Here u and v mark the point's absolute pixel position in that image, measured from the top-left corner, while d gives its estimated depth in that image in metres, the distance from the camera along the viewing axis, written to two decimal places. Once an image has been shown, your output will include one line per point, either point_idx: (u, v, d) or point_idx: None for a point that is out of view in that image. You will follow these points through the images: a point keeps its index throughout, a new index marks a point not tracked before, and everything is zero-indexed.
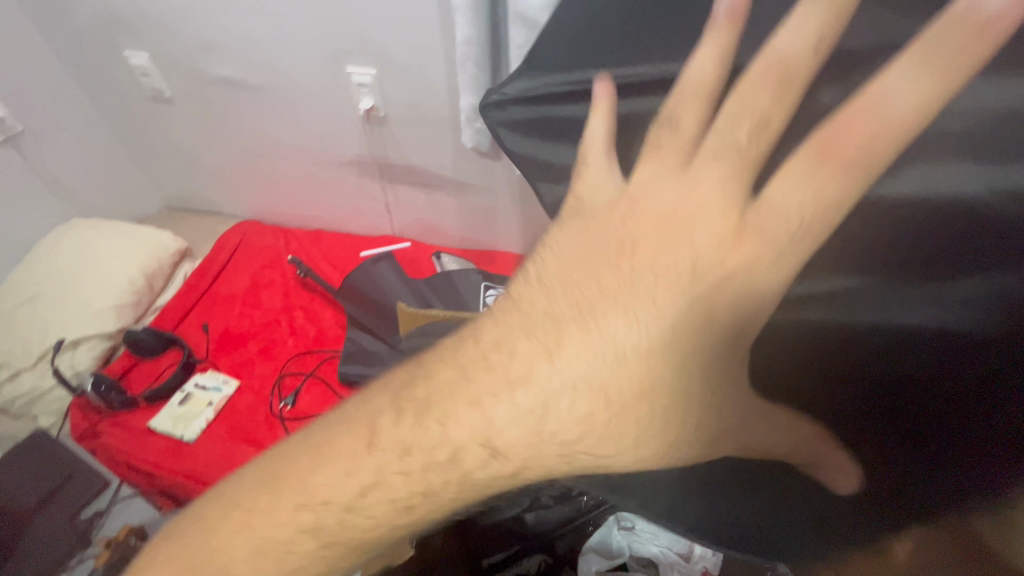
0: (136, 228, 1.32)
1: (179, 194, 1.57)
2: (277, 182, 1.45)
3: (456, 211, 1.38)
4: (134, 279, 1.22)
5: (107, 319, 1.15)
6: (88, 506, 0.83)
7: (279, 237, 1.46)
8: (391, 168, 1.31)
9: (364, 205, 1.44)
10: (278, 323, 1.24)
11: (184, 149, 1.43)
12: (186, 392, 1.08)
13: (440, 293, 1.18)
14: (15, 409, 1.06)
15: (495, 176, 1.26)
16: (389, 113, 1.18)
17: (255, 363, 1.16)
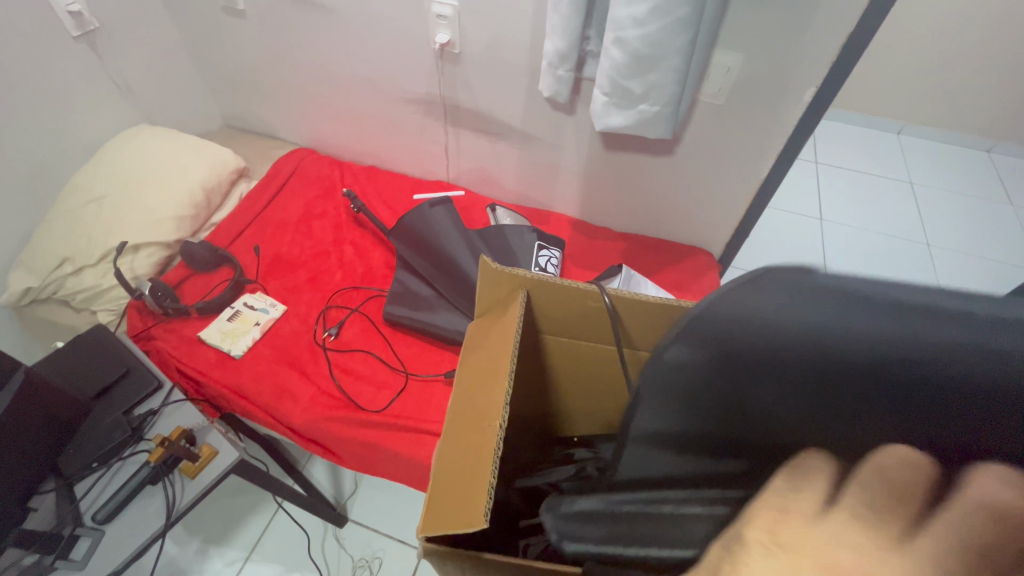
0: (199, 141, 1.32)
1: (240, 112, 1.56)
2: (338, 111, 1.42)
3: (516, 165, 1.33)
4: (194, 192, 1.23)
5: (166, 228, 1.17)
6: (140, 405, 0.85)
7: (334, 170, 1.45)
8: (457, 110, 1.26)
9: (422, 147, 1.41)
10: (328, 255, 1.24)
11: (250, 66, 1.41)
12: (236, 309, 1.10)
13: (493, 246, 1.16)
14: (76, 302, 1.09)
15: (564, 133, 1.20)
16: (464, 51, 1.13)
17: (303, 291, 1.17)
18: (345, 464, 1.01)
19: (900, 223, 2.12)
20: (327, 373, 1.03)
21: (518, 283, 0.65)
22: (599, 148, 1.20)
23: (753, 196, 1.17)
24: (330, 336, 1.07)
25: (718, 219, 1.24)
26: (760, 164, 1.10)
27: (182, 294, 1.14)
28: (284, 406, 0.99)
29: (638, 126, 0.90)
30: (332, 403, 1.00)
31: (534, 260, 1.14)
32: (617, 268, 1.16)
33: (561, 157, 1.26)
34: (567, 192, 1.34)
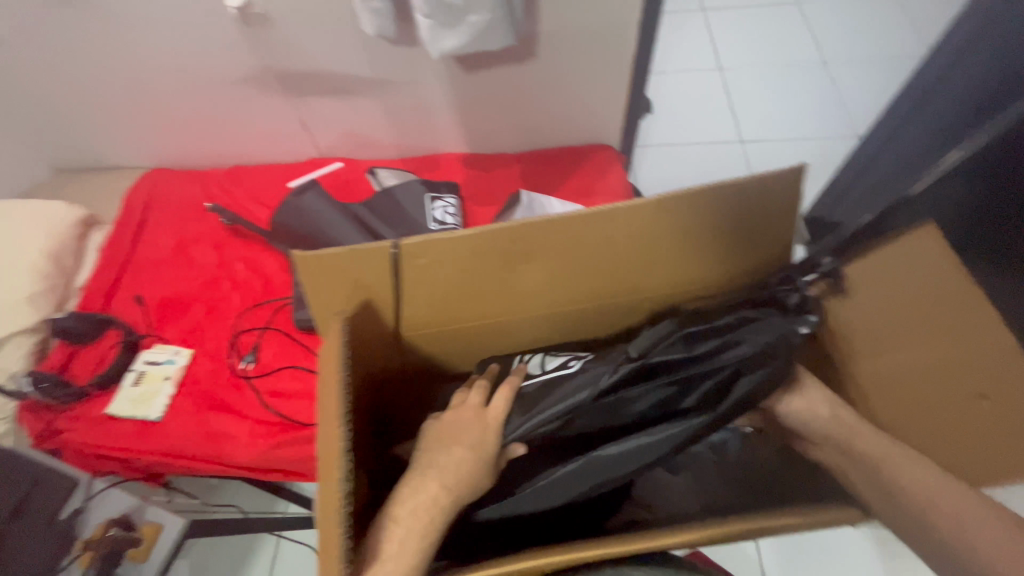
0: (22, 203, 1.15)
1: (63, 152, 1.35)
2: (169, 118, 1.24)
3: (383, 117, 1.21)
4: (39, 263, 1.09)
5: (24, 312, 1.04)
6: (64, 508, 0.79)
7: (194, 184, 1.29)
8: (295, 77, 1.11)
9: (277, 128, 1.25)
10: (218, 280, 1.14)
11: (43, 96, 1.19)
12: (138, 371, 1.01)
13: (382, 215, 1.07)
14: None
15: (415, 67, 1.08)
16: (268, 8, 0.97)
17: (205, 326, 1.08)
18: (313, 480, 0.99)
19: (796, 49, 2.08)
20: (258, 402, 0.98)
21: (347, 271, 0.53)
22: (459, 72, 1.09)
23: (630, 75, 1.10)
24: (248, 365, 1.01)
25: (605, 109, 1.18)
26: (627, 39, 1.02)
27: (73, 376, 1.03)
28: (226, 449, 0.94)
29: (476, 41, 0.81)
30: (274, 430, 0.95)
31: (430, 215, 1.06)
32: (517, 196, 1.10)
33: (424, 95, 1.15)
34: (447, 129, 1.23)
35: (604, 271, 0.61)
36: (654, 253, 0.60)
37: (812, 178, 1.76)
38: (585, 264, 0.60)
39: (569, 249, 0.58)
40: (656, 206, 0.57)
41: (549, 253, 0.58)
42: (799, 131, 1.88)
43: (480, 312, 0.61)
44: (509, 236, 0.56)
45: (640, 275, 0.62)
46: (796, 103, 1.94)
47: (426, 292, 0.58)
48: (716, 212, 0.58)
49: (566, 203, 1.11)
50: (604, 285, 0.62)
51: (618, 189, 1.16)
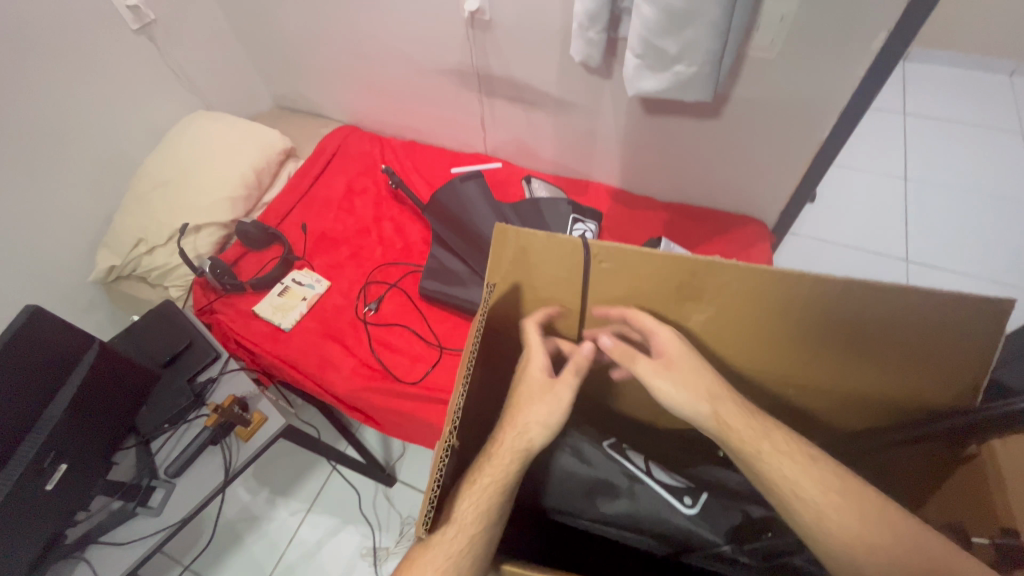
0: (249, 124, 1.39)
1: (287, 92, 1.61)
2: (376, 87, 1.43)
3: (553, 134, 1.29)
4: (246, 174, 1.31)
5: (223, 209, 1.25)
6: (202, 373, 0.94)
7: (375, 146, 1.47)
8: (491, 80, 1.23)
9: (459, 118, 1.39)
10: (369, 231, 1.28)
11: (292, 45, 1.44)
12: (286, 285, 1.17)
13: (525, 221, 1.14)
14: (151, 279, 1.21)
15: (601, 98, 1.14)
16: (494, 17, 1.08)
17: (346, 267, 1.22)
18: (386, 431, 1.07)
19: (1006, 182, 1.85)
20: (368, 346, 1.08)
21: (529, 249, 0.59)
22: (639, 112, 1.13)
23: (813, 159, 1.06)
24: (370, 312, 1.12)
25: (771, 185, 1.15)
26: (822, 124, 0.99)
27: (238, 271, 1.22)
28: (329, 375, 1.05)
29: (675, 90, 0.84)
30: (372, 375, 1.04)
31: (569, 234, 1.10)
32: (656, 241, 1.10)
33: (599, 124, 1.20)
34: (607, 161, 1.28)
35: (769, 342, 0.60)
36: (829, 347, 0.57)
37: None
38: (754, 329, 0.59)
39: (740, 302, 0.57)
40: (850, 296, 0.53)
41: (718, 298, 0.58)
42: (982, 268, 1.66)
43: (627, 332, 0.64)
44: (691, 272, 0.56)
45: (802, 360, 0.60)
46: (986, 238, 1.73)
47: (591, 296, 0.62)
48: (913, 330, 0.53)
49: None
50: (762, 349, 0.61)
51: (761, 267, 1.12)
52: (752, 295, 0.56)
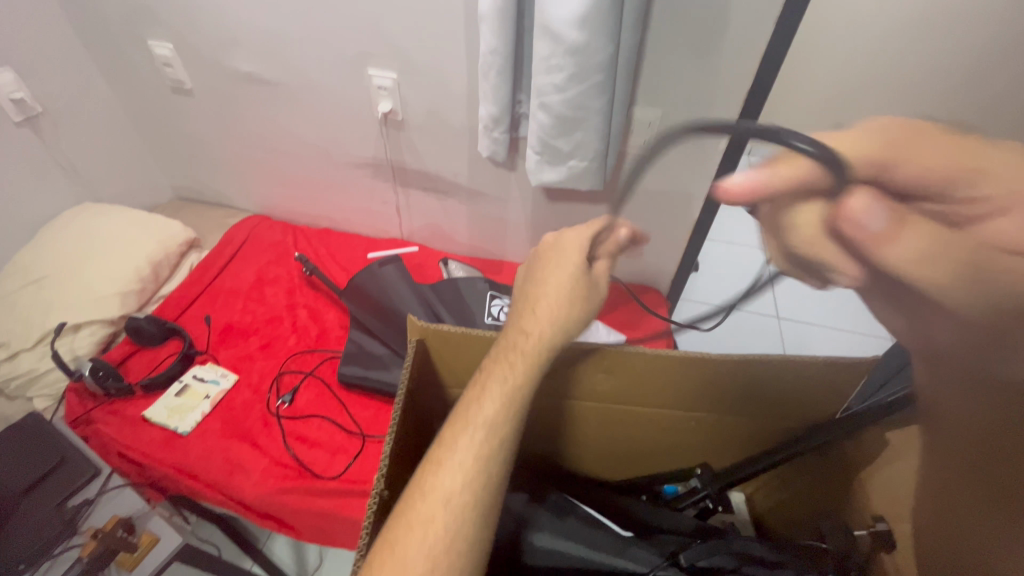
0: (146, 215, 1.32)
1: (191, 184, 1.57)
2: (289, 178, 1.45)
3: (466, 219, 1.38)
4: (140, 267, 1.21)
5: (110, 305, 1.14)
6: (75, 495, 0.80)
7: (287, 234, 1.46)
8: (405, 171, 1.31)
9: (374, 206, 1.44)
10: (282, 320, 1.23)
11: (199, 140, 1.43)
12: (185, 383, 1.07)
13: (445, 300, 1.18)
14: (10, 390, 1.04)
15: (508, 187, 1.26)
16: (407, 117, 1.19)
17: (256, 359, 1.15)
18: (303, 538, 0.97)
19: None
20: (280, 442, 1.00)
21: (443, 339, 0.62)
22: (542, 199, 1.26)
23: (690, 234, 1.24)
24: (284, 404, 1.05)
25: (660, 258, 1.31)
26: (692, 206, 1.17)
27: (126, 373, 1.10)
28: (236, 480, 0.95)
29: (571, 180, 0.97)
30: (286, 474, 0.96)
31: (487, 310, 1.16)
32: None
33: (508, 209, 1.32)
34: (518, 242, 1.39)
35: (668, 396, 0.64)
36: (716, 397, 0.63)
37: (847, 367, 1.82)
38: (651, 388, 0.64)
39: (637, 370, 0.61)
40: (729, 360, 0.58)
41: (620, 369, 0.61)
42: None
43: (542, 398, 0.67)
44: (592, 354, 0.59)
45: (704, 408, 0.65)
46: None
47: None
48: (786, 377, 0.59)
49: (610, 331, 1.19)
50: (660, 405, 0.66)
51: (662, 330, 1.24)
52: (647, 367, 0.61)
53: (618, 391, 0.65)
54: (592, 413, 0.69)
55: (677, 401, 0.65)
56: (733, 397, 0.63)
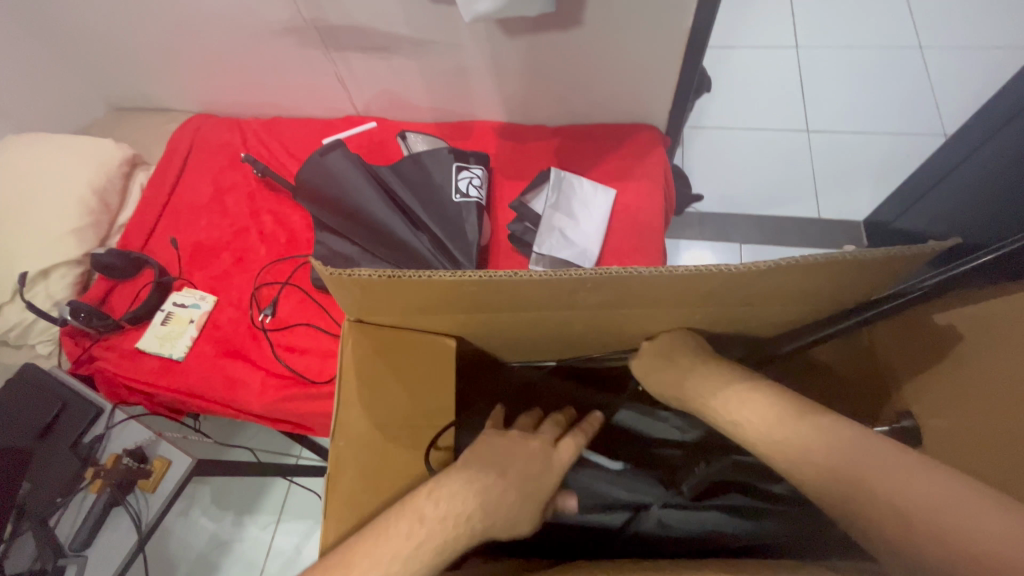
0: (73, 138, 1.19)
1: (117, 91, 1.39)
2: (213, 63, 1.24)
3: (421, 78, 1.17)
4: (85, 198, 1.13)
5: (69, 244, 1.09)
6: (88, 432, 0.85)
7: (233, 133, 1.31)
8: (333, 30, 1.08)
9: (316, 81, 1.23)
10: (247, 229, 1.15)
11: (97, 35, 1.22)
12: (167, 311, 1.05)
13: (408, 184, 1.04)
14: (13, 341, 1.07)
15: (456, 28, 1.02)
16: None
17: (231, 274, 1.10)
18: (319, 434, 1.01)
19: (886, 31, 1.91)
20: (271, 354, 1.00)
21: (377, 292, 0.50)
22: (501, 36, 1.02)
23: (686, 49, 1.00)
24: (269, 317, 1.03)
25: (655, 86, 1.09)
26: (686, 11, 0.92)
27: (111, 309, 1.09)
28: (239, 394, 0.97)
29: (512, 7, 0.75)
30: (285, 384, 0.97)
31: (455, 185, 1.02)
32: (546, 174, 1.03)
33: (464, 57, 1.09)
34: (486, 96, 1.19)
35: (674, 306, 0.54)
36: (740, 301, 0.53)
37: (883, 178, 1.65)
38: (648, 299, 0.53)
39: (632, 289, 0.50)
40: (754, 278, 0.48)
41: (607, 289, 0.50)
42: (875, 121, 1.75)
43: (544, 318, 0.56)
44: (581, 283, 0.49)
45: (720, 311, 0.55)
46: (875, 91, 1.80)
47: (454, 309, 0.54)
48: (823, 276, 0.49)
49: (597, 186, 1.04)
50: (660, 313, 0.56)
51: (659, 174, 1.09)
52: (646, 281, 0.49)
53: (609, 307, 0.54)
54: (575, 327, 0.59)
55: (683, 308, 0.55)
56: (761, 301, 0.53)
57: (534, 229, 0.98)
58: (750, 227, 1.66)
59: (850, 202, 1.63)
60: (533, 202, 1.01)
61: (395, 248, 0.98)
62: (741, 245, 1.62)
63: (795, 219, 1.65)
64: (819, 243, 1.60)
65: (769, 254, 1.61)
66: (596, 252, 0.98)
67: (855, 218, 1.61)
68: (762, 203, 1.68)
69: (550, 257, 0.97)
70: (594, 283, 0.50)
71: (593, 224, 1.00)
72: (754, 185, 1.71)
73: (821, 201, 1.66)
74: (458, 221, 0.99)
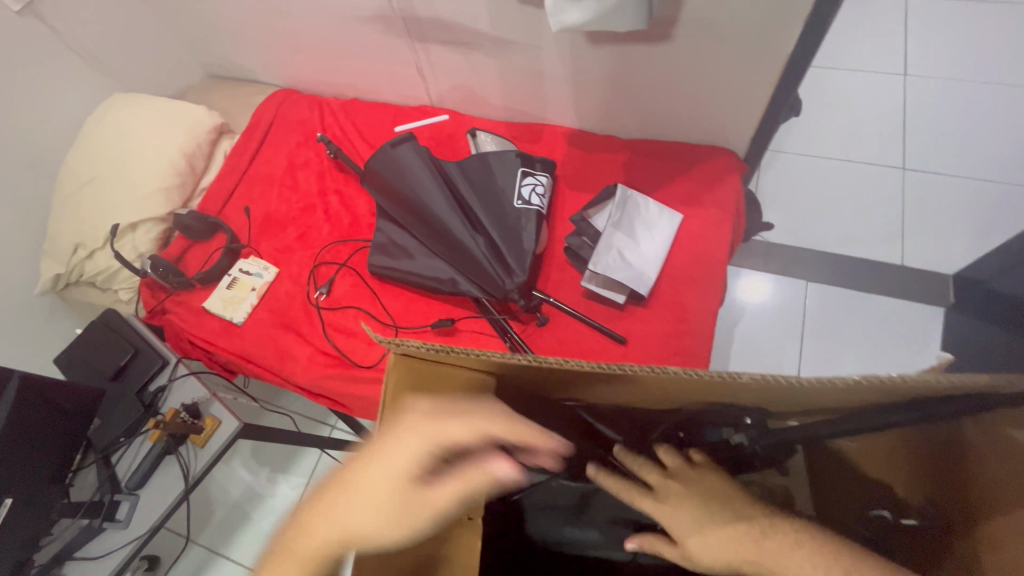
0: (171, 103, 1.27)
1: (215, 59, 1.47)
2: (302, 42, 1.29)
3: (498, 77, 1.17)
4: (175, 160, 1.21)
5: (157, 202, 1.17)
6: (153, 382, 0.92)
7: (313, 110, 1.35)
8: (419, 22, 1.09)
9: (396, 69, 1.25)
10: (314, 207, 1.20)
11: (203, 7, 1.29)
12: (233, 276, 1.12)
13: (472, 184, 1.04)
14: (100, 284, 1.17)
15: (539, 32, 1.01)
16: None
17: (294, 249, 1.15)
18: (355, 414, 1.04)
19: (1015, 65, 1.71)
20: (321, 331, 1.04)
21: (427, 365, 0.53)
22: (584, 43, 1.00)
23: (781, 75, 0.94)
24: (324, 295, 1.07)
25: (741, 110, 1.03)
26: (787, 36, 0.86)
27: (185, 267, 1.16)
28: (287, 366, 1.02)
29: (602, 20, 0.72)
30: (331, 361, 1.01)
31: (517, 191, 1.01)
32: (612, 190, 1.00)
33: (543, 61, 1.08)
34: (560, 101, 1.17)
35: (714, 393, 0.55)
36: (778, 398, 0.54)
37: (983, 231, 1.50)
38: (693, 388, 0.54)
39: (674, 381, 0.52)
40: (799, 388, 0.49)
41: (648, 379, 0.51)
42: (984, 166, 1.59)
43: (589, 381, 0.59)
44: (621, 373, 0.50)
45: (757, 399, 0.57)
46: (989, 131, 1.63)
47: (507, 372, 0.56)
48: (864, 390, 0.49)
49: (663, 209, 1.01)
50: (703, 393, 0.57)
51: (731, 204, 1.03)
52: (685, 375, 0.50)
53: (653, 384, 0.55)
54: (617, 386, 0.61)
55: (721, 393, 0.56)
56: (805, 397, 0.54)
57: (591, 244, 0.96)
58: (823, 264, 1.56)
59: (941, 252, 1.50)
60: (593, 218, 0.99)
61: (452, 249, 0.99)
62: (809, 282, 1.53)
63: (873, 262, 1.53)
64: (896, 292, 1.48)
65: (839, 295, 1.51)
66: (653, 278, 0.95)
67: (944, 269, 1.48)
68: (840, 240, 1.57)
69: (603, 276, 0.95)
70: (655, 375, 0.51)
71: (654, 248, 0.97)
72: (833, 220, 1.60)
73: (906, 246, 1.53)
74: (516, 228, 0.98)
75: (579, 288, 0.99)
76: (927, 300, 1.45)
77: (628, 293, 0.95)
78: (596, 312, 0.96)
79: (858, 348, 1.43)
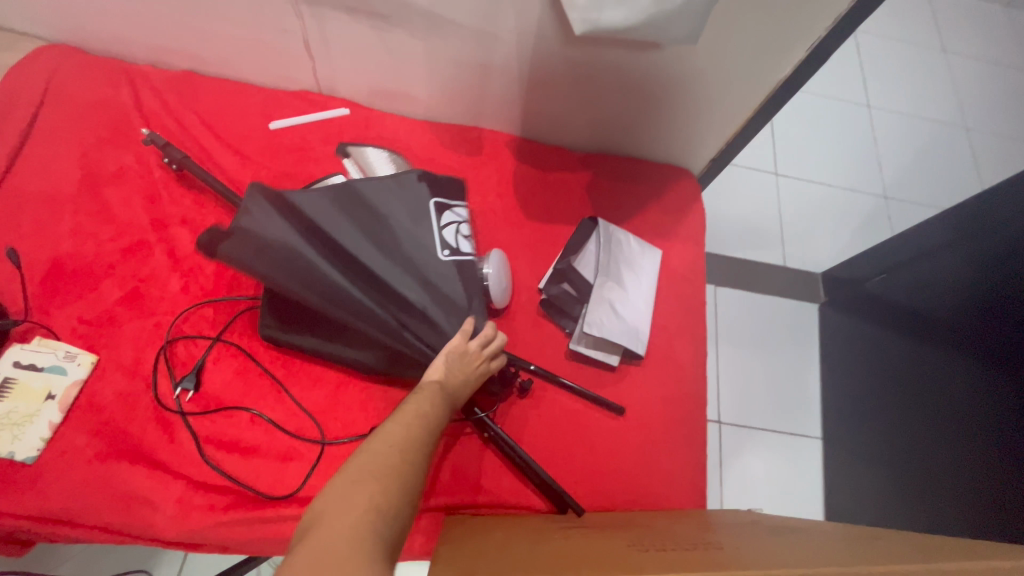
0: None
1: None
2: None
3: (427, 68, 0.88)
4: None
5: None
6: None
7: (120, 89, 0.88)
8: None
9: (266, 39, 0.86)
10: (148, 249, 0.78)
11: None
12: (4, 378, 0.67)
13: (366, 228, 0.73)
14: None
15: (497, 16, 0.76)
16: None
17: (119, 320, 0.73)
18: None
19: (843, 85, 1.99)
20: (198, 452, 0.68)
21: None
22: (554, 39, 0.79)
23: (762, 102, 0.86)
24: (195, 391, 0.70)
25: (710, 133, 0.94)
26: (783, 62, 0.78)
27: None
28: (140, 520, 0.64)
29: (651, 28, 0.53)
30: (219, 499, 0.66)
31: (441, 239, 0.74)
32: (592, 225, 0.84)
33: (494, 54, 0.83)
34: (504, 106, 0.93)
35: None
36: None
37: (839, 234, 1.71)
38: None
39: None
40: None
41: None
42: (833, 175, 1.81)
43: None
44: None
45: None
46: (832, 143, 1.87)
47: None
48: None
49: (643, 246, 0.88)
50: None
51: (703, 236, 0.94)
52: None
53: None
54: None
55: None
56: None
57: (577, 298, 0.81)
58: (726, 267, 1.61)
59: (811, 254, 1.66)
60: (578, 265, 0.83)
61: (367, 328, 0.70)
62: (717, 288, 1.57)
63: (763, 265, 1.62)
64: (783, 292, 1.58)
65: (741, 298, 1.56)
66: (648, 332, 0.82)
67: (814, 269, 1.64)
68: (736, 245, 1.65)
69: (596, 335, 0.79)
70: None
71: (643, 294, 0.84)
72: (728, 224, 1.68)
73: (787, 249, 1.66)
74: (448, 291, 0.73)
75: (562, 350, 0.81)
76: (806, 298, 1.58)
77: (621, 351, 0.81)
78: (586, 378, 0.80)
79: (759, 348, 1.49)
